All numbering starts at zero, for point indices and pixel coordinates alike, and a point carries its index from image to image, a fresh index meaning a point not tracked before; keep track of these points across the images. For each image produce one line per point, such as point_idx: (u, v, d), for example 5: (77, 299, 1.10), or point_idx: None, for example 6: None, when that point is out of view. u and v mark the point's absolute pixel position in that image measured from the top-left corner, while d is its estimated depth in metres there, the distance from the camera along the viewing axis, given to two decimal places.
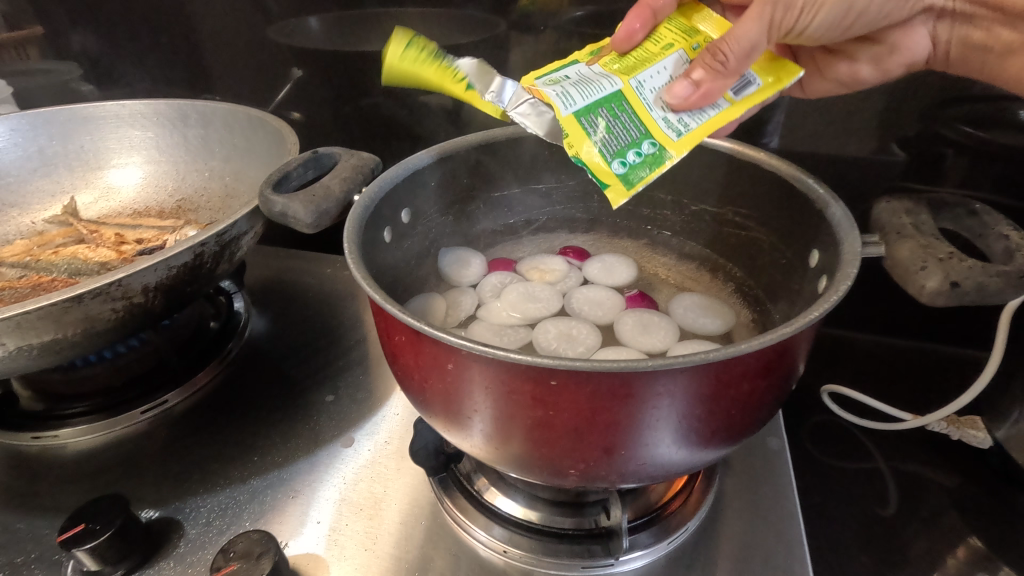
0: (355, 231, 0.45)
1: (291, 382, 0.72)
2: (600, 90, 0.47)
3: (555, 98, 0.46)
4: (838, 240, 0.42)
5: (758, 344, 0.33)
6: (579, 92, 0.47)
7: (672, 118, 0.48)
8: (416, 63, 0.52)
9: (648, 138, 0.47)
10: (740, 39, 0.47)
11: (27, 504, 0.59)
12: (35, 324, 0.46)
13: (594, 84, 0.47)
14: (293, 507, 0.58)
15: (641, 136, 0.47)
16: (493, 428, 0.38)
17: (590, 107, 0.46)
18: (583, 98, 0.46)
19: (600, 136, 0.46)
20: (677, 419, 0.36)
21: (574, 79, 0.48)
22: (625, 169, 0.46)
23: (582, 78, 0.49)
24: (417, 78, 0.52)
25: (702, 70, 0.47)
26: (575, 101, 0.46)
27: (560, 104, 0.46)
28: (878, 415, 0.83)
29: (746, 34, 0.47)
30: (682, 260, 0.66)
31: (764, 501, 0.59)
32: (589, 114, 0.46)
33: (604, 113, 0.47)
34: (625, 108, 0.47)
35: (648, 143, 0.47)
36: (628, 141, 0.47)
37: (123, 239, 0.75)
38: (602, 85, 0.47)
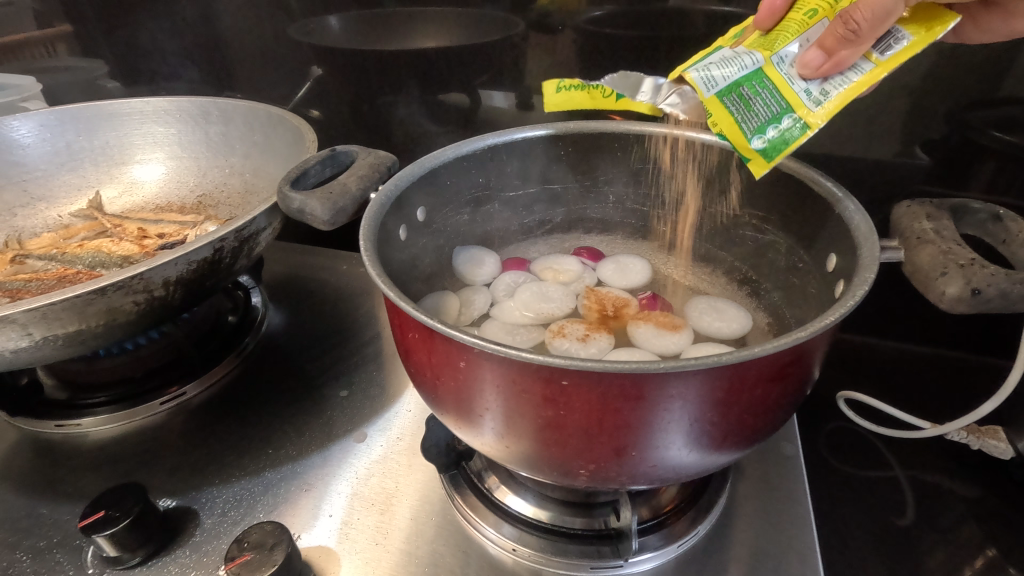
0: (370, 229, 0.46)
1: (306, 376, 0.73)
2: (741, 68, 0.46)
3: (699, 83, 0.46)
4: (856, 244, 0.42)
5: (773, 348, 0.33)
6: (723, 72, 0.46)
7: (822, 88, 0.46)
8: (570, 93, 0.61)
9: (788, 111, 0.46)
10: (874, 3, 0.42)
11: (50, 491, 0.60)
12: (59, 316, 0.47)
13: (733, 61, 0.46)
14: (306, 500, 0.58)
15: (784, 109, 0.46)
16: (504, 427, 0.38)
17: (730, 88, 0.46)
18: (724, 78, 0.46)
19: (740, 112, 0.46)
20: (689, 422, 0.36)
21: (716, 60, 0.47)
22: (764, 144, 0.46)
23: (721, 56, 0.47)
24: (571, 104, 0.61)
25: (831, 39, 0.44)
26: (717, 82, 0.46)
27: (702, 86, 0.46)
28: (896, 423, 0.82)
29: (882, 0, 0.42)
30: (697, 262, 0.66)
31: (776, 507, 0.58)
32: (732, 95, 0.46)
33: (745, 88, 0.46)
34: (765, 83, 0.46)
35: (788, 116, 0.46)
36: (767, 116, 0.46)
37: (145, 234, 0.76)
38: (744, 62, 0.46)
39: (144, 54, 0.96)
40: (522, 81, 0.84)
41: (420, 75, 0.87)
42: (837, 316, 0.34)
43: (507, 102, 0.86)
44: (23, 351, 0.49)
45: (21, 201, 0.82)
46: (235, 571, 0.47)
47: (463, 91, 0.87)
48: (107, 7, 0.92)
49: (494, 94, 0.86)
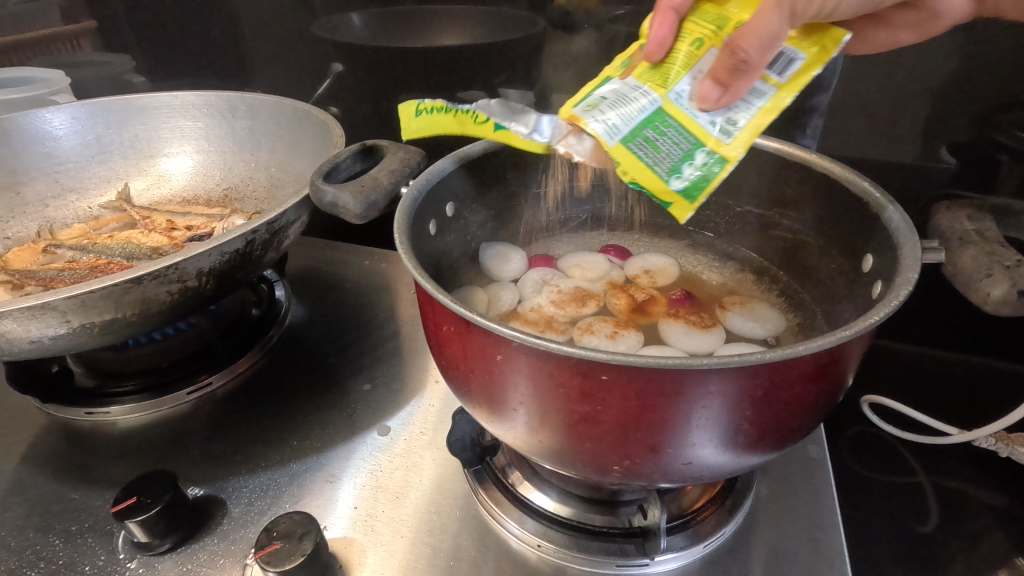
0: (403, 223, 0.46)
1: (328, 369, 0.74)
2: (637, 111, 0.45)
3: (598, 133, 0.45)
4: (895, 244, 0.41)
5: (814, 347, 0.33)
6: (620, 118, 0.45)
7: (724, 122, 0.45)
8: (433, 115, 0.52)
9: (699, 146, 0.45)
10: (757, 32, 0.42)
11: (80, 477, 0.61)
12: (97, 304, 0.47)
13: (629, 103, 0.45)
14: (331, 492, 0.59)
15: (693, 147, 0.45)
16: (537, 421, 0.38)
17: (633, 131, 0.45)
18: (625, 124, 0.44)
19: (648, 156, 0.45)
20: (726, 419, 0.35)
21: (608, 101, 0.46)
22: (683, 183, 0.45)
23: (619, 96, 0.46)
24: (437, 129, 0.53)
25: (723, 71, 0.43)
26: (618, 128, 0.45)
27: (604, 134, 0.44)
28: (922, 428, 0.81)
29: (767, 24, 0.42)
30: (724, 261, 0.65)
31: (803, 509, 0.58)
32: (636, 138, 0.45)
33: (650, 131, 0.45)
34: (670, 123, 0.45)
35: (702, 152, 0.45)
36: (680, 154, 0.45)
37: (174, 226, 0.77)
38: (639, 104, 0.45)
39: (169, 50, 0.97)
40: (542, 79, 0.84)
41: (440, 72, 0.87)
42: (880, 316, 0.34)
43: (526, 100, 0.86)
44: (60, 338, 0.49)
45: (52, 192, 0.83)
46: (266, 560, 0.47)
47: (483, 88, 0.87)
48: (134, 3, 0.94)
49: (513, 93, 0.87)
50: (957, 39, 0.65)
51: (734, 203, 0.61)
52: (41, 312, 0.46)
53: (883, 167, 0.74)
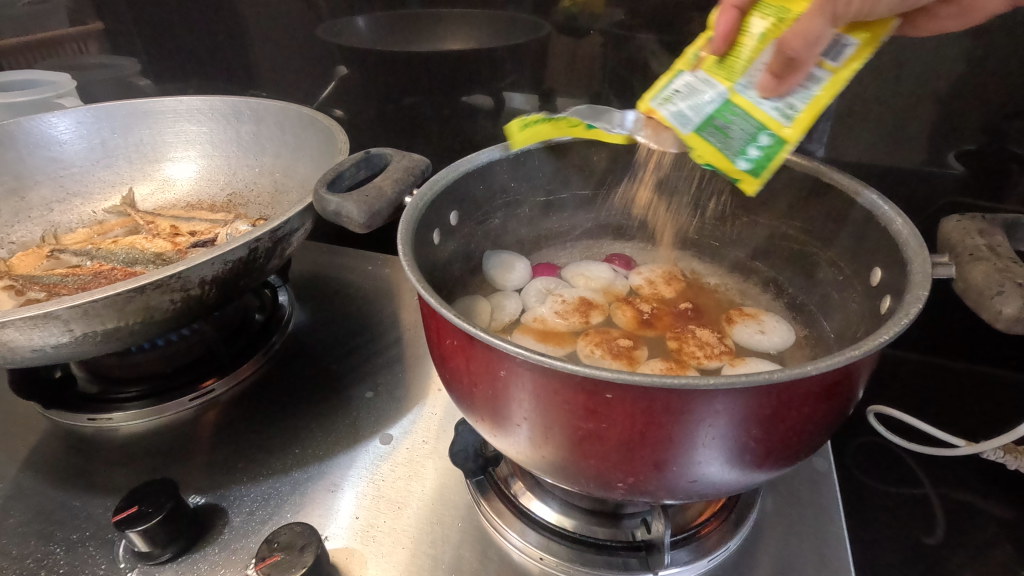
0: (407, 232, 0.46)
1: (331, 376, 0.74)
2: (707, 101, 0.47)
3: (670, 122, 0.48)
4: (904, 258, 0.41)
5: (823, 367, 0.32)
6: (692, 109, 0.47)
7: (789, 104, 0.45)
8: (539, 126, 0.54)
9: (765, 130, 0.45)
10: (799, 31, 0.41)
11: (82, 484, 0.61)
12: (100, 313, 0.47)
13: (698, 95, 0.47)
14: (334, 501, 0.58)
15: (759, 129, 0.45)
16: (541, 437, 0.38)
17: (703, 120, 0.47)
18: (694, 114, 0.47)
19: (720, 143, 0.46)
20: (733, 438, 0.35)
21: (679, 92, 0.48)
22: (751, 165, 0.46)
23: (691, 88, 0.48)
24: (539, 136, 0.55)
25: (777, 66, 0.43)
26: (689, 117, 0.47)
27: (677, 125, 0.48)
28: (929, 440, 0.80)
29: (816, 23, 0.41)
30: (730, 270, 0.64)
31: (809, 522, 0.57)
32: (707, 126, 0.46)
33: (717, 120, 0.46)
34: (738, 109, 0.46)
35: (765, 136, 0.45)
36: (745, 138, 0.46)
37: (178, 231, 0.77)
38: (709, 95, 0.47)
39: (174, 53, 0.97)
40: (547, 84, 0.84)
41: (444, 76, 0.87)
42: (890, 335, 0.33)
43: (530, 104, 0.86)
44: (63, 347, 0.49)
45: (57, 196, 0.83)
46: (267, 571, 0.47)
47: (487, 93, 0.87)
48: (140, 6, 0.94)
49: (518, 97, 0.86)
50: (967, 46, 0.64)
51: (740, 213, 0.61)
52: (44, 321, 0.45)
53: (891, 174, 0.74)
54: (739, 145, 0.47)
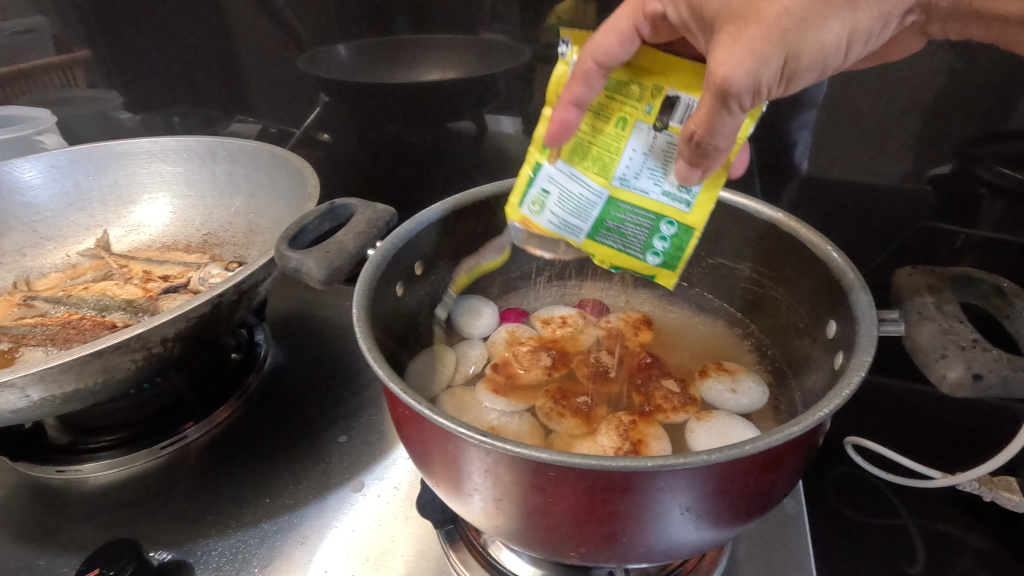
0: (366, 291, 0.46)
1: (305, 419, 0.73)
2: (592, 206, 0.50)
3: (561, 233, 0.51)
4: (854, 316, 0.41)
5: (762, 445, 0.32)
6: (578, 217, 0.50)
7: (675, 191, 0.49)
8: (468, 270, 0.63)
9: (664, 220, 0.50)
10: (706, 132, 0.40)
11: (48, 541, 0.60)
12: (57, 377, 0.47)
13: (579, 201, 0.50)
14: (303, 555, 0.58)
15: (656, 220, 0.50)
16: (492, 507, 0.38)
17: (595, 225, 0.50)
18: (584, 223, 0.50)
19: (621, 241, 0.51)
20: (682, 510, 0.35)
21: (552, 195, 0.50)
22: (661, 257, 0.52)
23: (563, 191, 0.50)
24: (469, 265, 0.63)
25: (692, 158, 0.44)
26: (579, 225, 0.51)
27: (571, 234, 0.51)
28: (908, 472, 0.79)
29: (725, 122, 0.40)
30: (703, 314, 0.64)
31: (778, 570, 0.56)
32: (602, 231, 0.51)
33: (614, 222, 0.50)
34: (627, 207, 0.50)
35: (666, 226, 0.50)
36: (646, 232, 0.51)
37: (151, 276, 0.77)
38: (586, 198, 0.50)
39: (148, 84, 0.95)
40: (534, 106, 0.85)
41: (428, 106, 0.88)
42: (829, 409, 0.34)
43: (516, 127, 0.88)
44: (22, 411, 0.49)
45: (31, 241, 0.83)
46: None
47: (472, 119, 0.88)
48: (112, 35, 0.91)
49: (505, 121, 0.88)
50: (952, 59, 0.64)
51: (707, 255, 0.61)
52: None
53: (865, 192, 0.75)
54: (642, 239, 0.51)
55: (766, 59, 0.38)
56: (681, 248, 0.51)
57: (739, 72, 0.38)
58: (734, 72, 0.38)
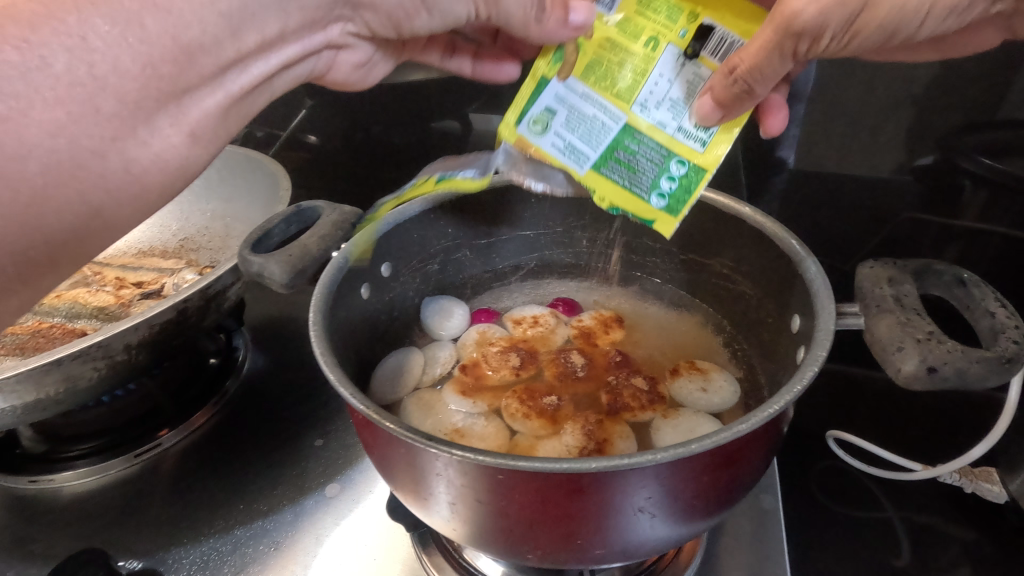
0: (326, 293, 0.46)
1: (281, 423, 0.72)
2: (605, 132, 0.48)
3: (565, 158, 0.49)
4: (816, 309, 0.41)
5: (710, 444, 0.32)
6: (587, 143, 0.48)
7: (690, 128, 0.48)
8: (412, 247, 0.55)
9: (675, 158, 0.48)
10: (752, 65, 0.44)
11: (19, 551, 0.60)
12: (16, 387, 0.47)
13: (589, 124, 0.48)
14: (275, 561, 0.58)
15: (666, 159, 0.48)
16: (448, 510, 0.38)
17: (604, 154, 0.49)
18: (593, 150, 0.48)
19: (626, 177, 0.49)
20: (636, 513, 0.34)
21: (557, 115, 0.48)
22: (667, 200, 0.49)
23: (574, 114, 0.48)
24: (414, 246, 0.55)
25: (725, 95, 0.45)
26: (586, 152, 0.49)
27: (575, 163, 0.49)
28: (891, 465, 0.79)
29: (774, 61, 0.44)
30: (675, 309, 0.64)
31: (753, 567, 0.56)
32: (612, 161, 0.49)
33: (621, 151, 0.48)
34: (640, 138, 0.48)
35: (677, 164, 0.48)
36: (655, 170, 0.49)
37: (124, 282, 0.76)
38: (598, 121, 0.48)
39: None
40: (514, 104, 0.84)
41: (409, 106, 0.88)
42: (779, 405, 0.33)
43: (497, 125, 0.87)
44: None
45: None
46: None
47: (452, 118, 0.88)
48: None
49: (486, 119, 0.87)
50: None
51: (679, 251, 0.61)
52: None
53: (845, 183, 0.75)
54: (650, 178, 0.49)
55: (832, 12, 0.44)
56: (688, 191, 0.49)
57: (815, 15, 0.43)
58: (806, 11, 0.43)
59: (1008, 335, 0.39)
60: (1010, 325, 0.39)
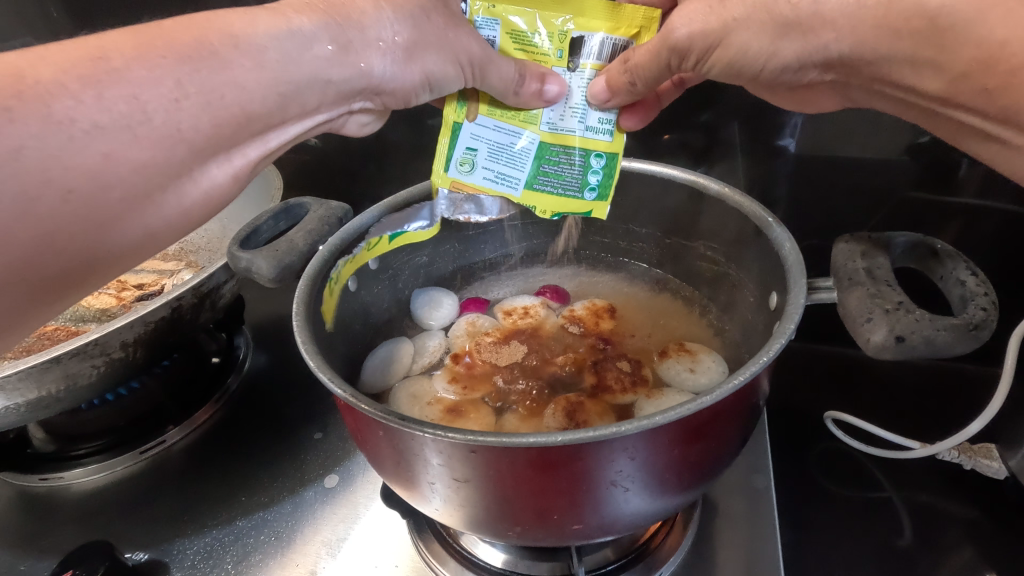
0: (310, 284, 0.47)
1: (282, 418, 0.73)
2: (527, 153, 0.52)
3: (499, 186, 0.53)
4: (788, 284, 0.41)
5: (676, 415, 0.32)
6: (514, 167, 0.52)
7: (596, 124, 0.52)
8: None
9: (592, 154, 0.52)
10: (638, 70, 0.47)
11: (30, 546, 0.62)
12: (17, 385, 0.49)
13: (508, 151, 0.52)
14: (276, 550, 0.59)
15: (583, 155, 0.53)
16: (430, 492, 0.39)
17: (531, 172, 0.53)
18: (520, 172, 0.52)
19: (555, 183, 0.53)
20: (609, 486, 0.35)
21: (480, 151, 0.52)
22: (597, 191, 0.53)
23: (490, 145, 0.52)
24: None
25: (615, 81, 0.49)
26: (515, 176, 0.52)
27: (509, 188, 0.53)
28: (890, 445, 0.78)
29: (657, 65, 0.47)
30: (663, 293, 0.65)
31: (746, 548, 0.56)
32: (539, 177, 0.53)
33: (544, 165, 0.52)
34: (557, 149, 0.52)
35: (596, 159, 0.52)
36: (578, 172, 0.53)
37: (125, 285, 0.78)
38: (517, 146, 0.52)
39: None
40: None
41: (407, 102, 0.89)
42: (745, 376, 0.34)
43: None
44: None
45: None
46: None
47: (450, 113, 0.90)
48: None
49: None
50: None
51: (664, 235, 0.61)
52: None
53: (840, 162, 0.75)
54: (575, 177, 0.53)
55: (707, 33, 0.46)
56: (610, 176, 0.53)
57: (694, 29, 0.46)
58: (684, 26, 0.46)
59: (977, 303, 0.40)
60: (977, 294, 0.40)
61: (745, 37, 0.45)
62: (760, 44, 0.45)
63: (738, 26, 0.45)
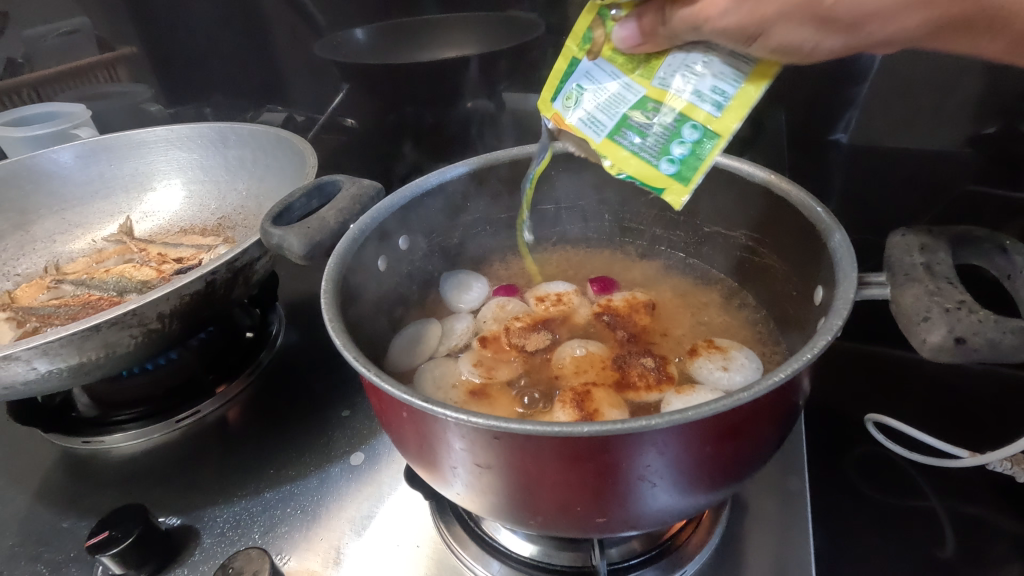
0: (340, 262, 0.46)
1: (311, 394, 0.74)
2: (620, 102, 0.46)
3: (584, 130, 0.48)
4: (837, 277, 0.39)
5: (709, 411, 0.30)
6: (605, 113, 0.47)
7: (704, 92, 0.43)
8: None
9: (687, 123, 0.44)
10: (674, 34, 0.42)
11: (74, 505, 0.64)
12: (59, 351, 0.51)
13: (611, 97, 0.47)
14: (301, 523, 0.60)
15: (676, 125, 0.45)
16: (450, 476, 0.38)
17: (619, 123, 0.47)
18: (609, 118, 0.47)
19: (636, 144, 0.46)
20: (636, 481, 0.34)
21: (588, 89, 0.47)
22: (677, 166, 0.45)
23: (599, 87, 0.47)
24: None
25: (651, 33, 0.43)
26: (603, 122, 0.47)
27: (592, 133, 0.48)
28: (933, 452, 0.74)
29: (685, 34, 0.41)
30: (702, 284, 0.63)
31: (773, 550, 0.54)
32: (622, 129, 0.46)
33: (634, 121, 0.46)
34: (655, 108, 0.45)
35: (689, 130, 0.44)
36: (665, 137, 0.45)
37: (165, 258, 0.80)
38: (621, 96, 0.46)
39: (200, 80, 1.03)
40: None
41: None
42: (786, 374, 0.32)
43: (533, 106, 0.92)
44: (33, 383, 0.53)
45: (60, 228, 0.88)
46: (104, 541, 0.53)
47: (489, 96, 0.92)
48: (163, 30, 0.99)
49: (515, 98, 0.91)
50: None
51: (705, 223, 0.60)
52: (7, 361, 0.49)
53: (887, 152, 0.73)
54: (661, 143, 0.46)
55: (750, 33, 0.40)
56: (700, 158, 0.45)
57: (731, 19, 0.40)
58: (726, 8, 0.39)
59: None
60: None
61: (800, 28, 0.40)
62: (802, 36, 0.41)
63: (779, 19, 0.40)
